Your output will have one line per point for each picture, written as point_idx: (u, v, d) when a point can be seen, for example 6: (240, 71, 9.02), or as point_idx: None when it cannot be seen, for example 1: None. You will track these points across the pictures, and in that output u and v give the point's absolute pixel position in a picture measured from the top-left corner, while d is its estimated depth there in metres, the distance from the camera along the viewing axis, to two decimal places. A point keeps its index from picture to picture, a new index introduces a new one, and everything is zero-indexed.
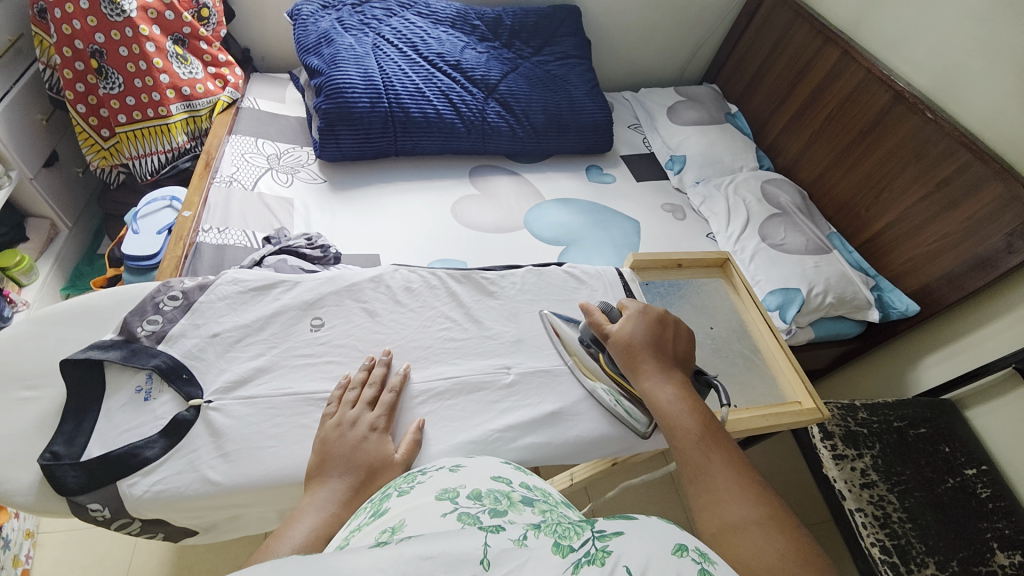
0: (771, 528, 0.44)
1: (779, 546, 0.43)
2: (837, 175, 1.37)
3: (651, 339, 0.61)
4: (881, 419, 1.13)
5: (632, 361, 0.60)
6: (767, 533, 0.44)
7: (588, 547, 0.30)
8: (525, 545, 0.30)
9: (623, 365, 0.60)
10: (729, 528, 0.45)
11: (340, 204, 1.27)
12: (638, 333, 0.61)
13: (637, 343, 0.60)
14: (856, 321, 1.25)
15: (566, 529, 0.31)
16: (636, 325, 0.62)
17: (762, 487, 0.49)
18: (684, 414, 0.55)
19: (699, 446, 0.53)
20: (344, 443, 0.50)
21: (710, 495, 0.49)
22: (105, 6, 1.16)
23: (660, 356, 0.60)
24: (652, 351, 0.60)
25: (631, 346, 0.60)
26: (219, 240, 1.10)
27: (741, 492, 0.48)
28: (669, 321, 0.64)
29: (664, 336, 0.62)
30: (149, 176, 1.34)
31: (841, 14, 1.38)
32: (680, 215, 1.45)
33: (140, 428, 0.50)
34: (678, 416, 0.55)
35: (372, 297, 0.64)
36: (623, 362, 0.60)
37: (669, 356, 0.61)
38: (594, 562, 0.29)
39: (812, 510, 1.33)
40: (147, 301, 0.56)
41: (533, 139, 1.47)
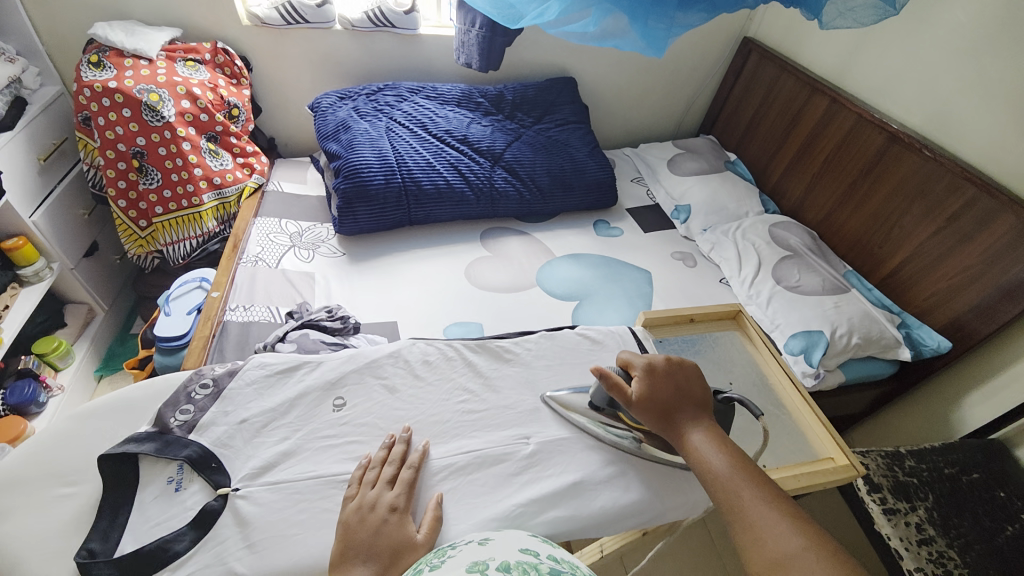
0: (818, 554, 0.48)
1: (827, 570, 0.47)
2: (845, 215, 1.38)
3: (669, 387, 0.63)
4: (930, 467, 1.07)
5: (658, 415, 0.60)
6: (815, 562, 0.48)
7: None
8: None
9: (649, 423, 0.61)
10: (783, 561, 0.48)
11: (359, 275, 1.33)
12: (657, 389, 0.62)
13: (661, 399, 0.61)
14: (888, 361, 1.21)
15: None
16: (650, 381, 0.62)
17: (795, 509, 0.53)
18: (715, 452, 0.58)
19: (733, 480, 0.55)
20: (366, 527, 0.50)
21: (756, 529, 0.51)
22: (147, 114, 1.29)
23: (683, 404, 0.62)
24: (674, 400, 0.62)
25: (656, 403, 0.61)
26: (245, 318, 1.15)
27: (781, 520, 0.51)
28: (678, 369, 0.65)
29: (682, 384, 0.63)
30: (181, 260, 1.45)
31: (826, 64, 1.45)
32: (691, 263, 1.47)
33: (170, 520, 0.51)
34: (710, 456, 0.57)
35: (391, 373, 0.66)
36: (649, 419, 0.60)
37: (690, 402, 0.62)
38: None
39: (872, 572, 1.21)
40: (180, 391, 0.59)
41: (540, 200, 1.53)
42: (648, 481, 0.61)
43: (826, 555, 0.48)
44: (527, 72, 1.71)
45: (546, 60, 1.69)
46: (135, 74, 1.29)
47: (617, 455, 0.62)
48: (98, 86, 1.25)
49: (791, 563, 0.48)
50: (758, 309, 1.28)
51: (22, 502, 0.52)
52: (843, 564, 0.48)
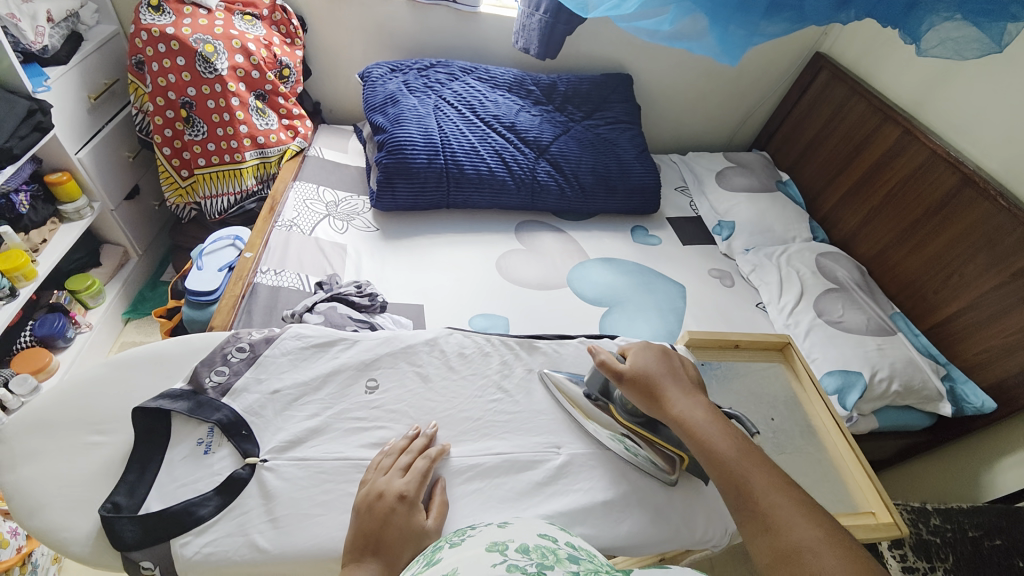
0: (832, 546, 0.45)
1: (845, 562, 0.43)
2: (900, 254, 1.31)
3: (664, 369, 0.61)
4: (955, 527, 1.04)
5: (651, 388, 0.59)
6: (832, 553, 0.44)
7: None
8: None
9: (643, 402, 0.59)
10: (797, 550, 0.45)
11: (391, 253, 1.32)
12: (652, 365, 0.61)
13: (657, 378, 0.60)
14: (925, 413, 1.16)
15: None
16: (648, 362, 0.61)
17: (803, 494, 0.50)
18: (718, 434, 0.55)
19: (738, 464, 0.52)
20: (374, 517, 0.48)
21: (766, 518, 0.48)
22: (200, 65, 1.29)
23: (678, 381, 0.60)
24: (670, 384, 0.60)
25: (650, 381, 0.60)
26: (275, 282, 1.15)
27: (792, 507, 0.48)
28: (670, 356, 0.63)
29: (676, 364, 0.62)
30: (218, 215, 1.46)
31: (902, 93, 1.37)
32: (727, 282, 1.42)
33: (197, 483, 0.50)
34: (713, 439, 0.54)
35: (426, 361, 0.64)
36: (642, 398, 0.59)
37: (687, 386, 0.60)
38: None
39: None
40: (217, 352, 0.59)
41: (580, 198, 1.50)
42: (678, 516, 0.58)
43: (842, 547, 0.45)
44: (583, 65, 1.66)
45: (603, 55, 1.63)
46: (192, 23, 1.28)
47: (650, 479, 0.59)
48: (156, 32, 1.25)
49: (805, 554, 0.45)
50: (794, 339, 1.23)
51: (58, 444, 0.53)
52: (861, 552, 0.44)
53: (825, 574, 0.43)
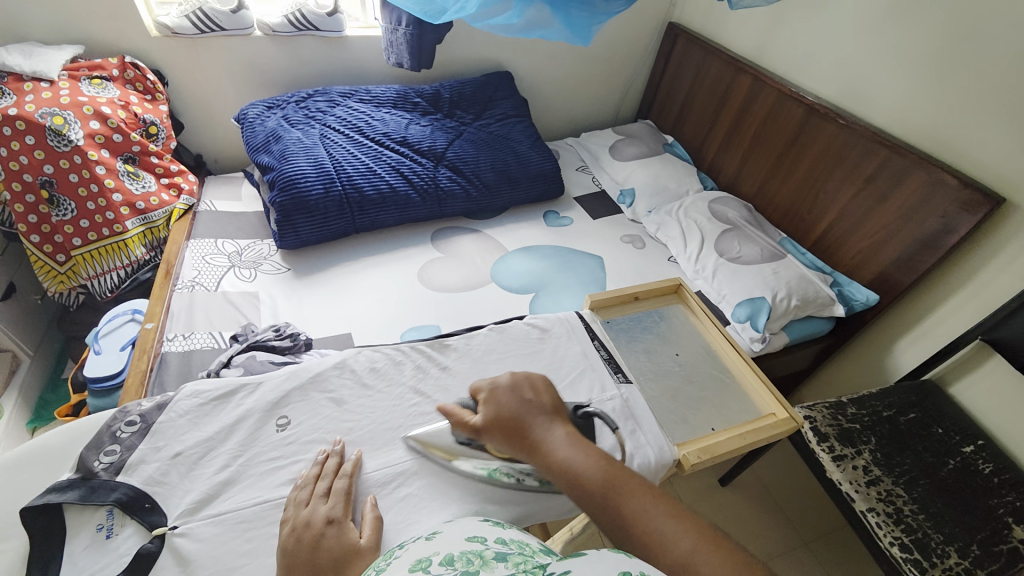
0: (710, 551, 0.42)
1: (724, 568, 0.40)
2: (776, 186, 1.46)
3: (517, 404, 0.60)
4: (870, 411, 1.18)
5: (506, 437, 0.58)
6: (711, 563, 0.41)
7: None
8: None
9: (505, 445, 0.58)
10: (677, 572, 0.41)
11: (308, 291, 1.28)
12: (503, 407, 0.60)
13: (511, 417, 0.59)
14: (824, 318, 1.30)
15: None
16: (500, 402, 0.61)
17: (676, 503, 0.48)
18: (581, 463, 0.53)
19: (609, 490, 0.50)
20: (303, 547, 0.48)
21: (643, 543, 0.45)
22: (51, 139, 1.19)
23: (532, 417, 0.58)
24: (525, 417, 0.58)
25: (505, 423, 0.58)
26: (185, 346, 1.09)
27: (666, 521, 0.46)
28: (524, 385, 0.62)
29: (526, 397, 0.61)
30: (110, 292, 1.35)
31: (746, 46, 1.52)
32: (639, 244, 1.50)
33: (104, 570, 0.48)
34: (577, 470, 0.52)
35: (337, 385, 0.65)
36: (502, 442, 0.58)
37: (544, 413, 0.59)
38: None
39: (833, 533, 1.32)
40: (104, 432, 0.57)
41: (487, 196, 1.53)
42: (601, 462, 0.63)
43: (718, 550, 0.42)
44: (462, 69, 1.70)
45: (480, 56, 1.68)
46: (36, 98, 1.18)
47: None
48: None
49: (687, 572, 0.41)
50: (705, 283, 1.34)
51: None
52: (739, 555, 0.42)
53: None
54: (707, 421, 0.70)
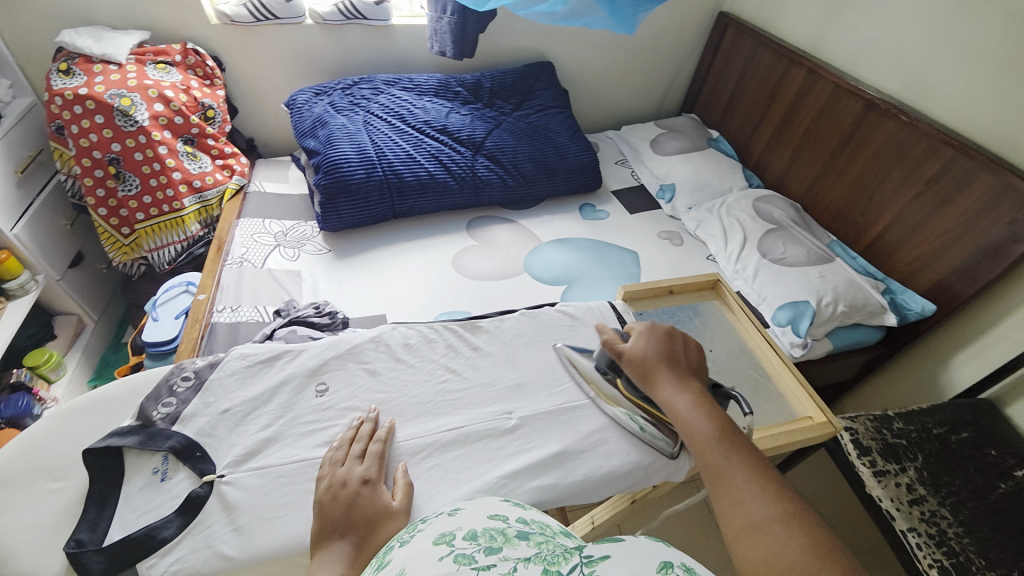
0: (790, 524, 0.47)
1: (800, 540, 0.46)
2: (827, 185, 1.39)
3: (661, 351, 0.65)
4: (919, 427, 1.12)
5: (644, 374, 0.64)
6: (788, 534, 0.46)
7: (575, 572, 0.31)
8: None
9: (637, 379, 0.65)
10: (755, 526, 0.48)
11: (347, 271, 1.33)
12: (650, 349, 0.65)
13: (650, 359, 0.65)
14: (874, 327, 1.24)
15: (555, 556, 0.32)
16: (648, 343, 0.66)
17: (776, 477, 0.53)
18: (700, 416, 0.59)
19: (717, 446, 0.56)
20: (338, 503, 0.51)
21: (733, 495, 0.51)
22: (119, 119, 1.28)
23: (670, 365, 0.64)
24: (665, 363, 0.64)
25: (643, 362, 0.65)
26: (233, 318, 1.15)
27: (760, 487, 0.51)
28: (676, 337, 0.68)
29: (672, 349, 0.66)
30: (168, 265, 1.45)
31: (802, 37, 1.45)
32: (677, 241, 1.47)
33: (157, 509, 0.54)
34: (695, 421, 0.58)
35: (372, 357, 0.69)
36: (634, 375, 0.65)
37: (683, 366, 0.65)
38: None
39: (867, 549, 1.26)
40: (162, 385, 0.63)
41: (523, 186, 1.53)
42: (629, 447, 0.64)
43: (798, 526, 0.47)
44: (504, 59, 1.70)
45: (522, 46, 1.68)
46: (105, 79, 1.27)
47: (602, 424, 0.66)
48: (69, 94, 1.24)
49: (763, 531, 0.47)
50: (745, 283, 1.30)
51: (17, 497, 0.56)
52: (822, 537, 0.46)
53: (781, 547, 0.45)
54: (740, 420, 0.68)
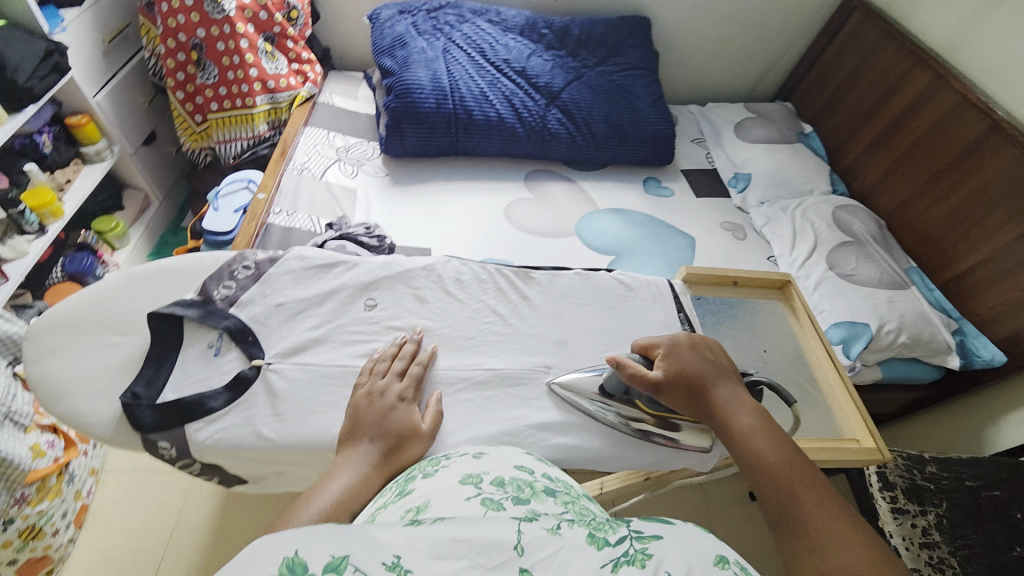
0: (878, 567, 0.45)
1: None
2: (920, 207, 1.27)
3: (702, 365, 0.63)
4: (952, 476, 1.04)
5: (684, 394, 0.61)
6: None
7: (628, 548, 0.32)
8: (559, 533, 0.33)
9: (680, 399, 0.61)
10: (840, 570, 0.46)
11: (400, 199, 1.33)
12: (689, 366, 0.62)
13: (692, 376, 0.62)
14: (932, 366, 1.17)
15: (601, 525, 0.35)
16: (684, 358, 0.63)
17: (850, 511, 0.51)
18: (762, 438, 0.57)
19: (784, 474, 0.54)
20: (375, 410, 0.56)
21: (808, 533, 0.49)
22: (208, 5, 1.27)
23: (715, 380, 0.62)
24: (709, 379, 0.62)
25: (686, 380, 0.61)
26: (287, 223, 1.18)
27: (836, 523, 0.49)
28: (707, 350, 0.65)
29: (709, 360, 0.63)
30: (231, 159, 1.47)
31: (937, 36, 1.29)
32: (740, 235, 1.39)
33: (209, 380, 0.59)
34: (757, 444, 0.57)
35: (423, 284, 0.71)
36: (677, 397, 0.61)
37: (727, 378, 0.63)
38: (633, 562, 0.31)
39: None
40: (224, 267, 0.66)
41: (592, 147, 1.46)
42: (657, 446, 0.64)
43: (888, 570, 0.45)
44: (599, 7, 1.59)
45: None
46: None
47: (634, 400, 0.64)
48: None
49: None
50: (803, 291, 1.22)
51: (81, 342, 0.61)
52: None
53: None
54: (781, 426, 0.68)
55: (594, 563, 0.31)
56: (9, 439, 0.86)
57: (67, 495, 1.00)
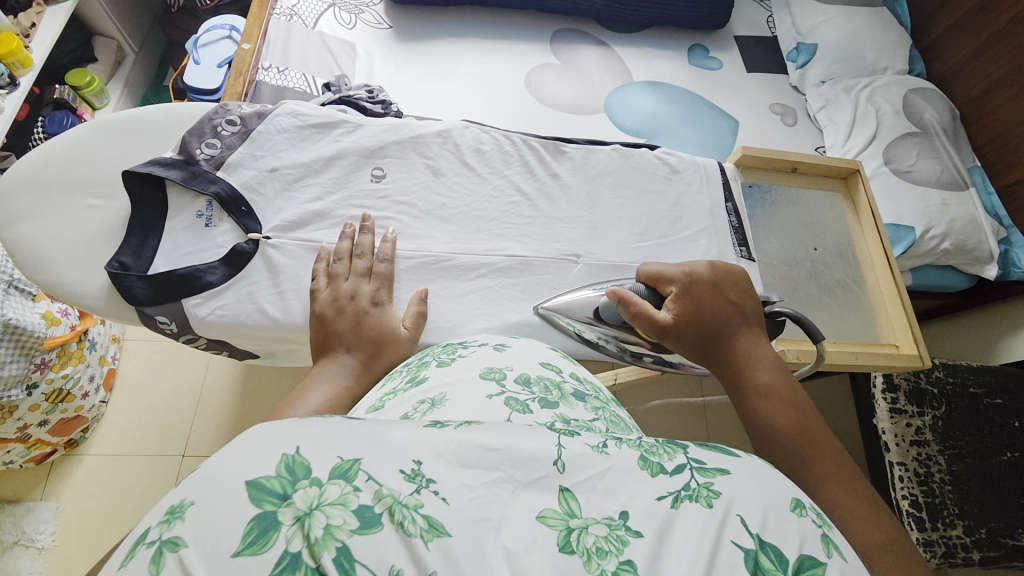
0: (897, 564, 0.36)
1: None
2: (1005, 96, 1.10)
3: (718, 305, 0.53)
4: (957, 382, 1.04)
5: (692, 338, 0.53)
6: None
7: (690, 482, 0.30)
8: (605, 452, 0.31)
9: (687, 342, 0.53)
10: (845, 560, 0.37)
11: (406, 59, 1.15)
12: (703, 304, 0.53)
13: (706, 315, 0.52)
14: (966, 275, 1.10)
15: (656, 447, 0.32)
16: (698, 296, 0.54)
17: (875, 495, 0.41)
18: (776, 396, 0.48)
19: (794, 440, 0.45)
20: (346, 318, 0.52)
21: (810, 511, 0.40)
22: None
23: (734, 324, 0.53)
24: (726, 321, 0.53)
25: (696, 321, 0.52)
26: (279, 82, 1.02)
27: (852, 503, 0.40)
28: (731, 286, 0.55)
29: (730, 301, 0.54)
30: (209, 1, 1.27)
31: None
32: (790, 120, 1.23)
33: (203, 253, 0.55)
34: (767, 402, 0.48)
35: (437, 154, 0.64)
36: (684, 339, 0.53)
37: (748, 322, 0.53)
38: (698, 499, 0.29)
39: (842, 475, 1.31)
40: (205, 123, 0.58)
41: (632, 2, 1.23)
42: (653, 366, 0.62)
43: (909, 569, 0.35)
44: None
45: None
46: None
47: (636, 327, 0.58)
48: None
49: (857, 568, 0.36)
50: None
51: (53, 203, 0.56)
52: None
53: None
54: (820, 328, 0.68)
55: (650, 493, 0.29)
56: (17, 305, 0.86)
57: (91, 361, 1.03)
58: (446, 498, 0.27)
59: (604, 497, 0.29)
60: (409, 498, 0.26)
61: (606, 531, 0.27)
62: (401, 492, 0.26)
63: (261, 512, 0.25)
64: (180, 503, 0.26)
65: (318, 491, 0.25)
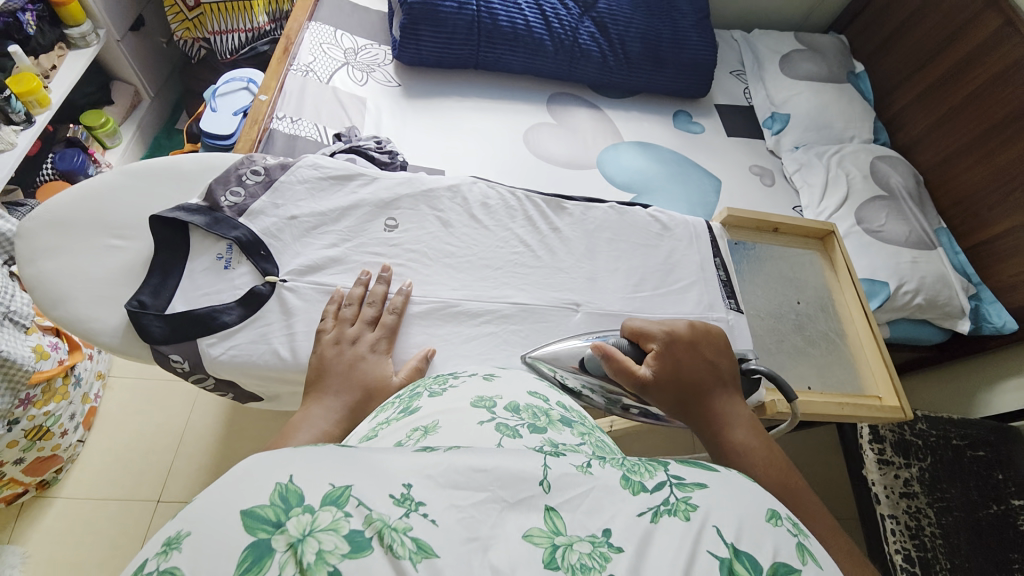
0: None
1: None
2: (964, 165, 1.21)
3: (695, 366, 0.56)
4: (939, 434, 1.07)
5: (673, 399, 0.55)
6: None
7: (668, 496, 0.31)
8: (590, 472, 0.32)
9: (668, 402, 0.55)
10: None
11: (413, 114, 1.23)
12: (682, 365, 0.56)
13: (685, 376, 0.55)
14: (939, 329, 1.16)
15: (637, 466, 0.34)
16: (677, 356, 0.56)
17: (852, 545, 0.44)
18: (754, 453, 0.51)
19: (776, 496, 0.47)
20: (343, 361, 0.54)
21: None
22: None
23: (711, 384, 0.55)
24: (704, 382, 0.55)
25: (677, 382, 0.55)
26: (292, 130, 1.08)
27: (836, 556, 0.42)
28: (705, 347, 0.58)
29: (705, 361, 0.57)
30: (229, 55, 1.35)
31: None
32: (768, 180, 1.32)
33: (220, 293, 0.57)
34: (748, 461, 0.50)
35: (447, 207, 0.68)
36: (665, 400, 0.55)
37: (724, 382, 0.56)
38: (676, 513, 0.30)
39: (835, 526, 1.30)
40: (231, 172, 0.62)
41: (623, 71, 1.34)
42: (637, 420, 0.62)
43: None
44: None
45: None
46: None
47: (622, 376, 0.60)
48: None
49: None
50: None
51: (77, 242, 0.59)
52: None
53: None
54: (806, 378, 0.71)
55: (632, 510, 0.30)
56: (10, 338, 0.84)
57: (73, 398, 1.01)
58: (435, 519, 0.28)
59: (588, 515, 0.30)
60: (398, 521, 0.27)
61: (590, 547, 0.28)
62: (390, 516, 0.27)
63: (255, 539, 0.25)
64: (178, 533, 0.27)
65: (312, 517, 0.26)
